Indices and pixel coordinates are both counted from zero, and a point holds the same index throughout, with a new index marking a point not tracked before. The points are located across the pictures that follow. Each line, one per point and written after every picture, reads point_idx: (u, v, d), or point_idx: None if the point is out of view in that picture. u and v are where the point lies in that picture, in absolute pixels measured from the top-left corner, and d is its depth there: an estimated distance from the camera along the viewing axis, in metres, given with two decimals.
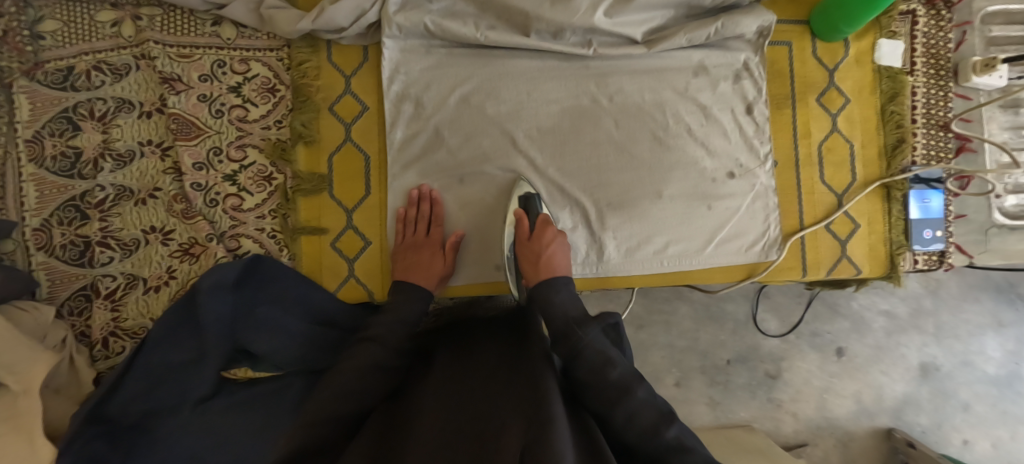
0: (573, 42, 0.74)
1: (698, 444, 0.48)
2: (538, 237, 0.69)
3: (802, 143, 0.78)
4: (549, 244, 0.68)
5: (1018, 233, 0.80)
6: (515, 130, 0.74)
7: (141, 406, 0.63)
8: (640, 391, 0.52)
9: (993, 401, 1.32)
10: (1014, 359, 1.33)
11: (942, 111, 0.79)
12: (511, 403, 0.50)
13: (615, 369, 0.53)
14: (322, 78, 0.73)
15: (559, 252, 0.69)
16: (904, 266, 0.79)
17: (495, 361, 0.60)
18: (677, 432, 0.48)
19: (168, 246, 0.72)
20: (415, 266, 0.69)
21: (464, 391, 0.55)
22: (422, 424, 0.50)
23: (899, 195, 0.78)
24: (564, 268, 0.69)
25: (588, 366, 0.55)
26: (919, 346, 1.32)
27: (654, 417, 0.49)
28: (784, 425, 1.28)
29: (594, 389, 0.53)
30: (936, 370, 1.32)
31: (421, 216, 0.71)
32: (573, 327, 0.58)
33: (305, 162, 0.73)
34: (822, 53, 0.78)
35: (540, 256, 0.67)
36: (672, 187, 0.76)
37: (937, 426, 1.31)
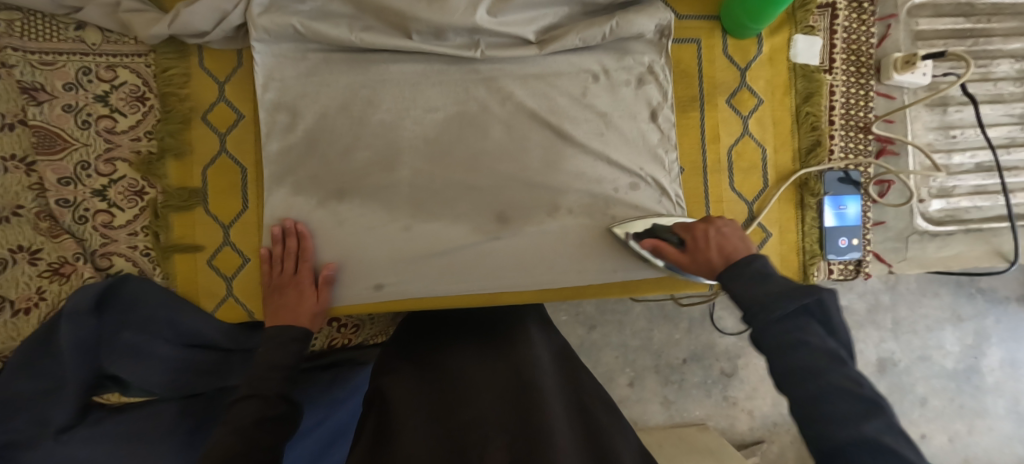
0: (459, 44, 0.68)
1: (911, 450, 0.38)
2: (693, 249, 0.59)
3: (710, 149, 0.73)
4: (707, 237, 0.58)
5: (938, 240, 0.77)
6: (399, 140, 0.69)
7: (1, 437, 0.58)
8: (841, 377, 0.41)
9: (951, 395, 1.30)
10: (972, 352, 1.30)
11: (862, 111, 0.75)
12: (505, 423, 0.55)
13: (805, 353, 0.43)
14: (190, 85, 0.69)
15: (729, 238, 0.57)
16: (819, 276, 0.75)
17: (482, 371, 0.64)
18: (882, 431, 0.38)
19: (36, 266, 0.68)
20: (282, 307, 0.66)
21: (455, 396, 0.60)
22: (411, 433, 0.55)
23: (811, 202, 0.74)
24: (744, 248, 0.55)
25: (781, 346, 0.44)
26: (876, 341, 1.29)
27: (856, 411, 0.39)
28: (740, 423, 1.25)
29: (798, 374, 0.42)
30: (893, 365, 1.29)
31: (287, 253, 0.67)
32: (755, 307, 0.47)
33: (175, 175, 0.69)
34: (733, 51, 0.73)
35: (705, 251, 0.57)
36: (571, 199, 0.71)
37: None
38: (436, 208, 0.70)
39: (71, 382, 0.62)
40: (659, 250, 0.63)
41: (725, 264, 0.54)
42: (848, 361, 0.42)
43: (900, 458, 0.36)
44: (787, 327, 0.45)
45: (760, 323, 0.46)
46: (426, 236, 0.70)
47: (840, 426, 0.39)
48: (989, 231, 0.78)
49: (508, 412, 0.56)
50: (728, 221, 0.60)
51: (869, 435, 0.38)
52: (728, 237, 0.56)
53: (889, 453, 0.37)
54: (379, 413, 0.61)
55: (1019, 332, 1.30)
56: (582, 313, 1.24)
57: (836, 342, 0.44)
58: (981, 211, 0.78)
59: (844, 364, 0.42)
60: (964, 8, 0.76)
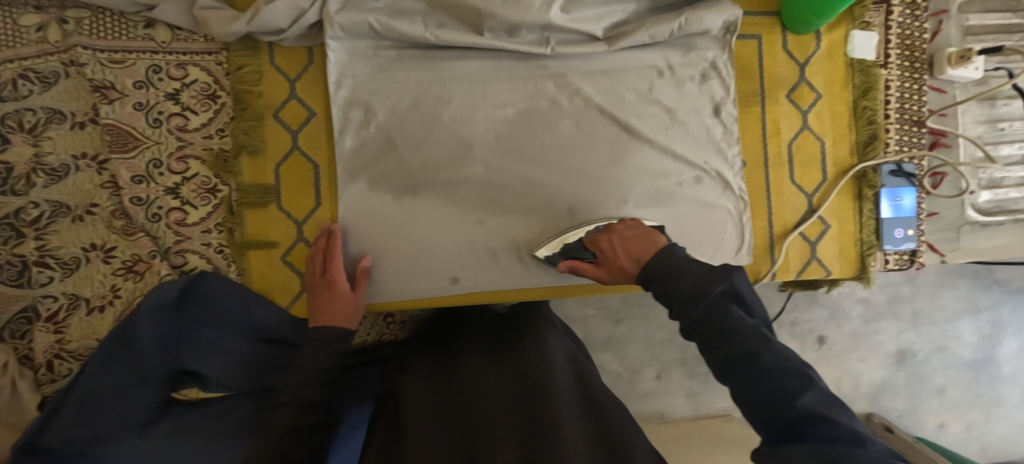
0: (530, 41, 0.70)
1: (844, 415, 0.40)
2: (608, 260, 0.60)
3: (771, 142, 0.75)
4: (614, 245, 0.59)
5: (988, 230, 0.79)
6: (470, 136, 0.71)
7: (83, 433, 0.54)
8: (774, 357, 0.42)
9: (968, 385, 1.37)
10: (988, 342, 1.37)
11: (916, 105, 0.77)
12: (512, 424, 0.52)
13: (737, 339, 0.43)
14: (263, 83, 0.69)
15: (634, 237, 0.58)
16: (875, 266, 0.77)
17: (490, 371, 0.62)
18: (819, 400, 0.40)
19: (110, 265, 0.69)
20: (319, 306, 0.64)
21: (463, 400, 0.58)
22: (420, 439, 0.53)
23: (869, 194, 0.76)
24: (651, 243, 0.56)
25: (714, 336, 0.44)
26: (896, 332, 1.36)
27: (794, 386, 0.40)
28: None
29: (735, 361, 0.43)
30: (914, 356, 1.36)
31: (317, 252, 0.68)
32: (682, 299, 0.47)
33: (249, 173, 0.69)
34: (792, 46, 0.75)
35: (617, 261, 0.58)
36: (637, 193, 0.73)
37: (913, 410, 1.36)
38: (504, 202, 0.72)
39: (155, 378, 0.61)
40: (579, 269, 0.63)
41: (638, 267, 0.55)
42: (770, 336, 0.43)
43: (835, 429, 0.38)
44: (715, 313, 0.45)
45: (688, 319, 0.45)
46: (497, 230, 0.72)
47: (779, 405, 0.41)
48: None
49: (516, 415, 0.54)
50: (630, 224, 0.61)
51: (808, 410, 0.39)
52: (630, 239, 0.57)
53: (830, 422, 0.38)
54: (388, 419, 0.59)
55: None
56: (609, 307, 1.23)
57: (757, 319, 0.45)
58: None
59: (769, 341, 0.43)
60: (1011, 5, 0.79)
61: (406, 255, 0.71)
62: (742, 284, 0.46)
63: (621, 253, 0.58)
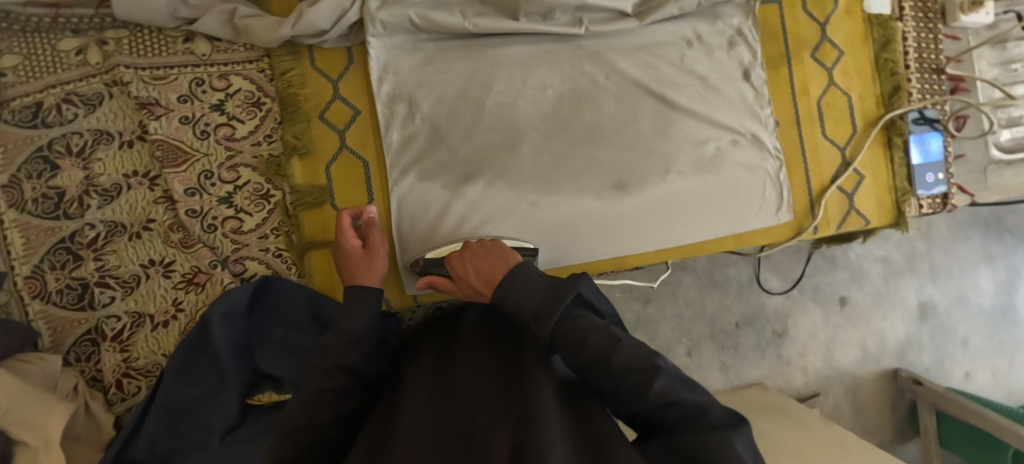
0: (564, 22, 0.71)
1: (689, 391, 0.41)
2: (461, 277, 0.60)
3: (801, 101, 0.77)
4: (466, 263, 0.59)
5: (1013, 167, 0.82)
6: (515, 119, 0.72)
7: (168, 443, 0.62)
8: (626, 352, 0.42)
9: (990, 332, 1.50)
10: (1004, 289, 1.50)
11: (934, 54, 0.80)
12: (505, 404, 0.43)
13: (592, 347, 0.43)
14: (308, 86, 0.70)
15: (485, 257, 0.57)
16: (911, 212, 0.79)
17: (488, 358, 0.53)
18: (669, 382, 0.41)
19: (171, 279, 0.69)
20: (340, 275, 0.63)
21: (451, 402, 0.47)
22: (402, 433, 0.43)
23: (899, 141, 0.78)
24: (500, 262, 0.55)
25: (569, 348, 0.45)
26: (916, 287, 1.46)
27: (644, 378, 0.41)
28: (796, 379, 1.41)
29: (592, 370, 0.43)
30: (934, 308, 1.47)
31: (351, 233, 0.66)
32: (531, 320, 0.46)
33: (301, 174, 0.70)
34: (813, 7, 0.77)
35: (468, 280, 0.58)
36: (682, 162, 0.74)
37: (940, 362, 1.47)
38: (554, 181, 0.73)
39: (235, 380, 0.65)
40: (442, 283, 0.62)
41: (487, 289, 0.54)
42: (614, 331, 0.44)
43: (684, 411, 0.39)
44: (572, 324, 0.45)
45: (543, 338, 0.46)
46: (551, 209, 0.73)
47: (636, 401, 0.41)
48: None
49: (506, 411, 0.42)
50: (490, 239, 0.60)
51: (660, 399, 0.40)
52: (481, 260, 0.56)
53: (679, 404, 0.40)
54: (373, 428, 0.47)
55: None
56: (636, 289, 1.33)
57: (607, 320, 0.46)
58: None
59: (620, 338, 0.44)
60: None
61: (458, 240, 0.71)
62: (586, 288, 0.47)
63: (473, 270, 0.58)
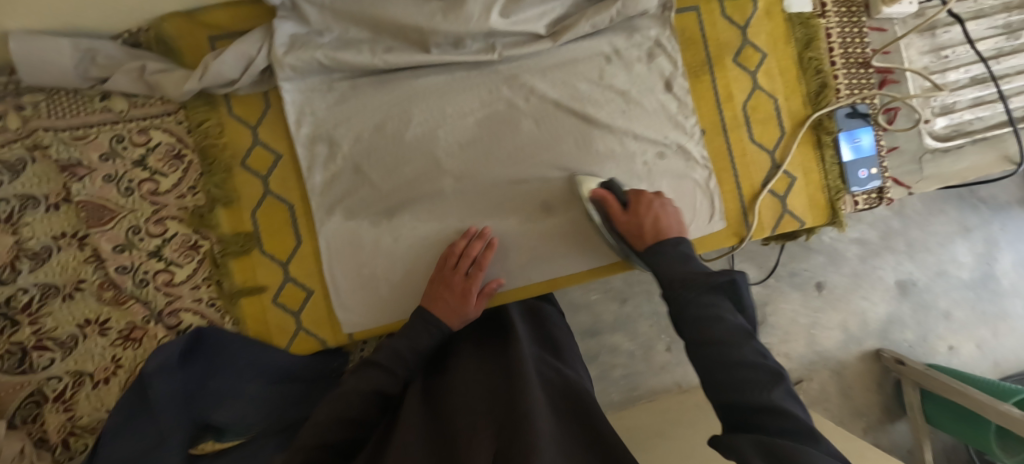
0: (477, 50, 0.71)
1: (801, 412, 0.44)
2: (635, 212, 0.66)
3: (726, 107, 0.77)
4: (652, 205, 0.66)
5: (950, 155, 0.81)
6: (436, 150, 0.72)
7: None
8: (751, 352, 0.46)
9: (971, 304, 1.49)
10: (983, 261, 1.49)
11: (859, 48, 0.79)
12: (491, 410, 0.53)
13: (721, 327, 0.48)
14: (227, 135, 0.71)
15: (667, 214, 0.65)
16: (846, 209, 0.79)
17: (476, 366, 0.63)
18: (782, 397, 0.44)
19: (107, 336, 0.70)
20: (442, 298, 0.67)
21: (450, 404, 0.57)
22: (408, 440, 0.53)
23: (828, 140, 0.77)
24: (676, 226, 0.64)
25: (699, 318, 0.50)
26: (894, 265, 1.46)
27: (766, 379, 0.45)
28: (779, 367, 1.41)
29: (710, 347, 0.47)
30: (914, 285, 1.46)
31: (468, 254, 0.69)
32: (676, 284, 0.54)
33: (227, 223, 0.71)
34: (731, 11, 0.77)
35: (643, 218, 0.64)
36: (607, 178, 0.74)
37: (923, 338, 1.47)
38: (483, 208, 0.74)
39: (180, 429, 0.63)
40: (603, 204, 0.68)
41: (654, 238, 0.63)
42: (754, 335, 0.48)
43: (787, 418, 0.42)
44: (700, 303, 0.51)
45: (683, 295, 0.52)
46: None
47: (748, 390, 0.44)
48: (996, 138, 0.82)
49: (492, 417, 0.52)
50: (668, 196, 0.67)
51: (773, 401, 0.43)
52: (668, 213, 0.65)
53: (773, 408, 0.43)
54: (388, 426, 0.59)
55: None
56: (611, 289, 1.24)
57: (743, 320, 0.50)
58: (983, 121, 0.83)
59: (752, 340, 0.48)
60: None
61: (502, 248, 0.74)
62: (742, 289, 0.52)
63: (651, 214, 0.65)
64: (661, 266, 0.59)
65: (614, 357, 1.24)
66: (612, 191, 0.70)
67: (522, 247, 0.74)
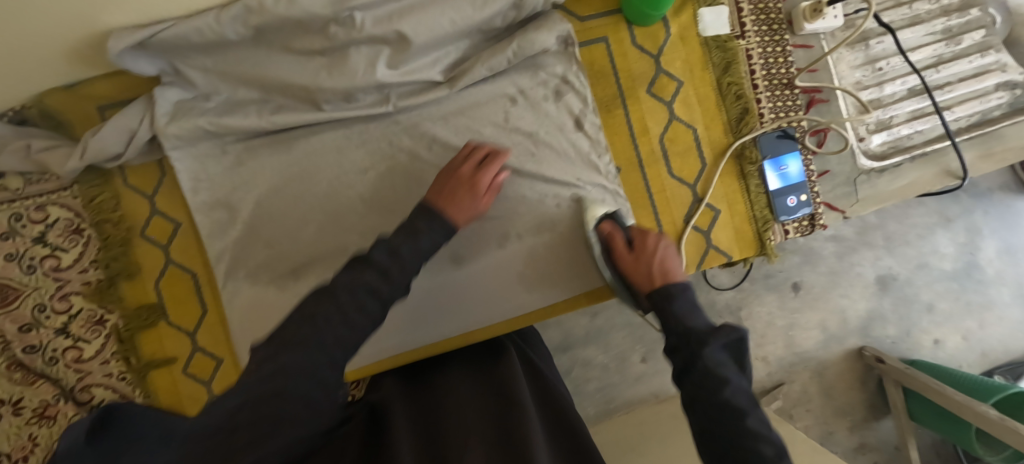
0: (371, 102, 0.68)
1: None
2: (642, 247, 0.64)
3: (642, 142, 0.73)
4: (655, 245, 0.63)
5: (886, 174, 0.77)
6: (338, 210, 0.70)
7: None
8: (757, 421, 0.44)
9: (956, 295, 1.38)
10: (966, 250, 1.38)
11: (783, 68, 0.74)
12: (485, 434, 0.46)
13: (727, 391, 0.46)
14: (123, 206, 0.69)
15: (668, 256, 0.63)
16: (775, 239, 0.75)
17: (471, 389, 0.56)
18: None
19: (20, 416, 0.68)
20: (449, 190, 0.62)
21: (441, 414, 0.51)
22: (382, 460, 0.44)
23: (752, 169, 0.73)
24: (681, 268, 0.62)
25: (703, 378, 0.47)
26: (873, 261, 1.35)
27: (770, 456, 0.42)
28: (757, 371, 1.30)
29: (712, 410, 0.46)
30: (894, 279, 1.36)
31: (488, 157, 0.66)
32: (692, 338, 0.51)
33: (131, 296, 0.70)
34: (642, 40, 0.73)
35: (652, 256, 0.62)
36: (518, 225, 0.72)
37: (906, 333, 1.37)
38: None
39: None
40: (612, 239, 0.66)
41: (665, 277, 0.60)
42: (761, 404, 0.46)
43: None
44: (705, 363, 0.48)
45: (687, 341, 0.51)
46: None
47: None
48: (935, 152, 0.78)
49: (493, 433, 0.46)
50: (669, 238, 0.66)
51: None
52: (671, 256, 0.62)
53: None
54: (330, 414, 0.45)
55: (1008, 221, 1.39)
56: None
57: (746, 384, 0.48)
58: (923, 135, 0.78)
59: (757, 407, 0.46)
60: None
61: (418, 304, 0.71)
62: (746, 348, 0.50)
63: (657, 255, 0.63)
64: (672, 307, 0.56)
65: (588, 370, 1.11)
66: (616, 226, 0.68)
67: (443, 300, 0.71)
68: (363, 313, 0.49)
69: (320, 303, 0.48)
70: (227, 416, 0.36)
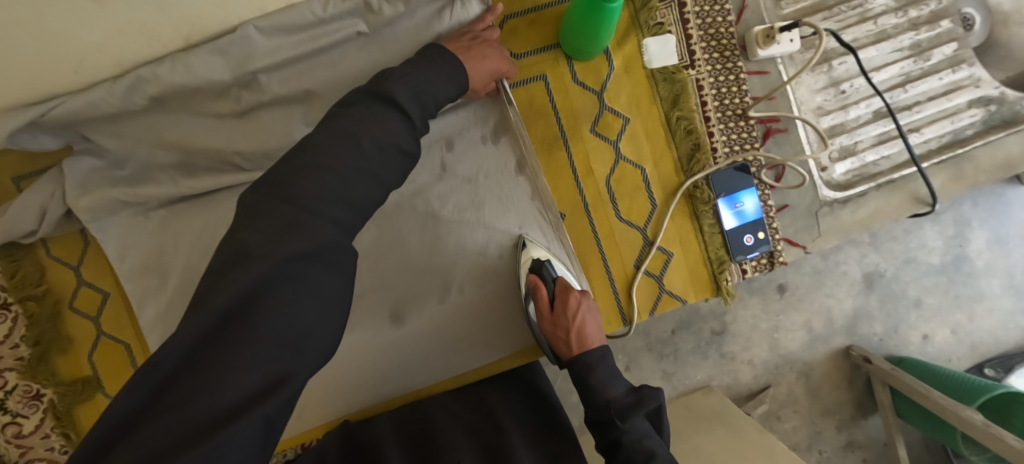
0: None
1: None
2: (563, 308, 0.64)
3: (587, 185, 0.69)
4: (578, 309, 0.63)
5: (850, 205, 0.73)
6: None
7: None
8: None
9: (945, 288, 1.13)
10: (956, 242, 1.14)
11: (737, 97, 0.70)
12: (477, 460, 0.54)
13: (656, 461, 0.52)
14: (49, 279, 0.67)
15: (589, 316, 0.64)
16: (732, 279, 0.71)
17: (457, 411, 0.63)
18: None
19: None
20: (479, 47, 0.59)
21: (433, 435, 0.58)
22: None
23: (705, 208, 0.69)
24: (598, 334, 0.63)
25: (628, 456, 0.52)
26: (860, 257, 1.11)
27: None
28: (743, 375, 1.09)
29: None
30: (881, 276, 1.12)
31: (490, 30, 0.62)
32: (616, 416, 0.55)
33: (66, 369, 0.68)
34: (584, 75, 0.68)
35: (570, 325, 0.62)
36: (460, 278, 0.68)
37: (892, 330, 1.13)
38: None
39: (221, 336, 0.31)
40: (536, 294, 0.64)
41: (580, 349, 0.62)
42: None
43: None
44: (634, 443, 0.53)
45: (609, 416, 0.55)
46: None
47: None
48: (903, 179, 0.73)
49: (480, 455, 0.55)
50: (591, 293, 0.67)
51: None
52: (590, 321, 0.63)
53: None
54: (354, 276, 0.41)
55: (998, 208, 1.14)
56: None
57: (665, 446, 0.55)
58: (889, 160, 0.74)
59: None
60: None
61: (367, 366, 0.67)
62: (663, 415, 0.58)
63: (577, 318, 0.63)
64: (593, 380, 0.59)
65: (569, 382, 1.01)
66: (543, 279, 0.66)
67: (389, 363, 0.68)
68: (389, 161, 0.43)
69: (344, 152, 0.40)
70: (265, 352, 0.32)
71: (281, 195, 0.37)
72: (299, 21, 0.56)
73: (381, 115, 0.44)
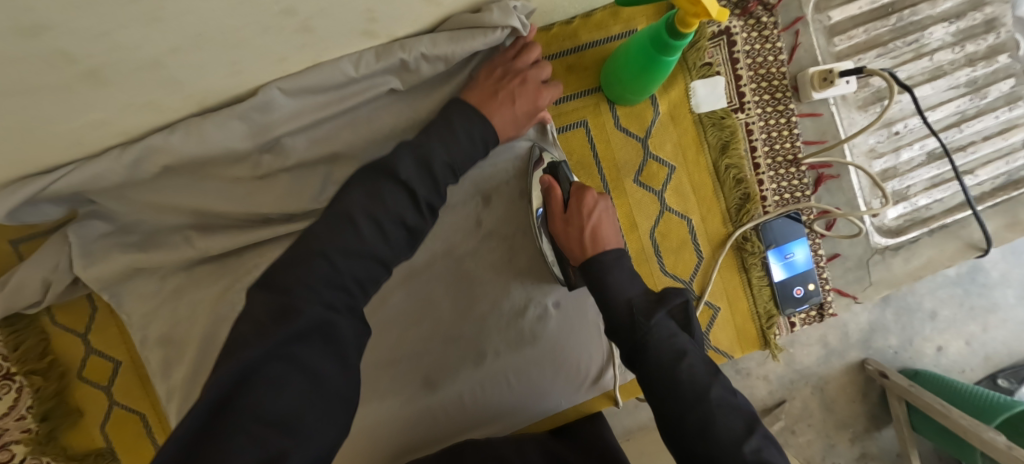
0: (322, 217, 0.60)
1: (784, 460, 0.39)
2: (577, 207, 0.57)
3: (630, 238, 0.65)
4: (594, 207, 0.57)
5: (901, 252, 0.71)
6: None
7: None
8: (724, 390, 0.42)
9: (960, 300, 0.92)
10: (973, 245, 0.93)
11: (788, 142, 0.66)
12: None
13: (689, 367, 0.42)
14: (54, 348, 0.62)
15: (606, 218, 0.57)
16: (780, 333, 0.69)
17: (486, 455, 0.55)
18: (761, 446, 0.39)
19: None
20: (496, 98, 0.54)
21: None
22: None
23: (755, 261, 0.66)
24: (616, 239, 0.56)
25: (655, 372, 0.42)
26: None
27: (741, 429, 0.40)
28: (760, 393, 0.88)
29: (677, 399, 0.41)
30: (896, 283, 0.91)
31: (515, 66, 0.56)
32: (637, 314, 0.45)
33: (77, 442, 0.64)
34: (627, 121, 0.64)
35: (586, 224, 0.55)
36: (495, 342, 0.64)
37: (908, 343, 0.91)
38: None
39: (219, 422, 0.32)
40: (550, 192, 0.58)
41: (594, 247, 0.54)
42: (722, 371, 0.43)
43: None
44: (660, 342, 0.43)
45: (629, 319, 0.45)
46: None
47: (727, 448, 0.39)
48: (956, 223, 0.71)
49: None
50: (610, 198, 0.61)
51: (753, 456, 0.38)
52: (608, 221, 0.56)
53: None
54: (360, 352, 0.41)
55: None
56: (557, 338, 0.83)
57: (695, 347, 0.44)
58: (941, 203, 0.71)
59: (717, 373, 0.43)
60: None
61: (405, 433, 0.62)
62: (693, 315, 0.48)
63: (592, 217, 0.56)
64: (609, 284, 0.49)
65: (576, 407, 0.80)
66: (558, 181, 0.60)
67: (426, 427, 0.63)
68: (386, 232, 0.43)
69: (339, 232, 0.41)
70: (262, 433, 0.32)
71: (281, 286, 0.38)
72: (328, 81, 0.50)
73: (378, 188, 0.44)
